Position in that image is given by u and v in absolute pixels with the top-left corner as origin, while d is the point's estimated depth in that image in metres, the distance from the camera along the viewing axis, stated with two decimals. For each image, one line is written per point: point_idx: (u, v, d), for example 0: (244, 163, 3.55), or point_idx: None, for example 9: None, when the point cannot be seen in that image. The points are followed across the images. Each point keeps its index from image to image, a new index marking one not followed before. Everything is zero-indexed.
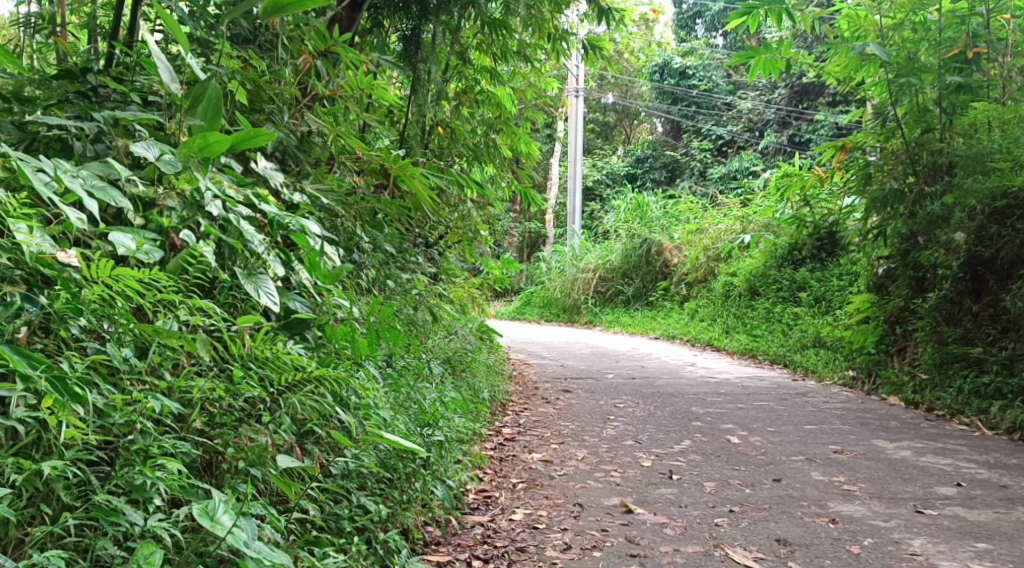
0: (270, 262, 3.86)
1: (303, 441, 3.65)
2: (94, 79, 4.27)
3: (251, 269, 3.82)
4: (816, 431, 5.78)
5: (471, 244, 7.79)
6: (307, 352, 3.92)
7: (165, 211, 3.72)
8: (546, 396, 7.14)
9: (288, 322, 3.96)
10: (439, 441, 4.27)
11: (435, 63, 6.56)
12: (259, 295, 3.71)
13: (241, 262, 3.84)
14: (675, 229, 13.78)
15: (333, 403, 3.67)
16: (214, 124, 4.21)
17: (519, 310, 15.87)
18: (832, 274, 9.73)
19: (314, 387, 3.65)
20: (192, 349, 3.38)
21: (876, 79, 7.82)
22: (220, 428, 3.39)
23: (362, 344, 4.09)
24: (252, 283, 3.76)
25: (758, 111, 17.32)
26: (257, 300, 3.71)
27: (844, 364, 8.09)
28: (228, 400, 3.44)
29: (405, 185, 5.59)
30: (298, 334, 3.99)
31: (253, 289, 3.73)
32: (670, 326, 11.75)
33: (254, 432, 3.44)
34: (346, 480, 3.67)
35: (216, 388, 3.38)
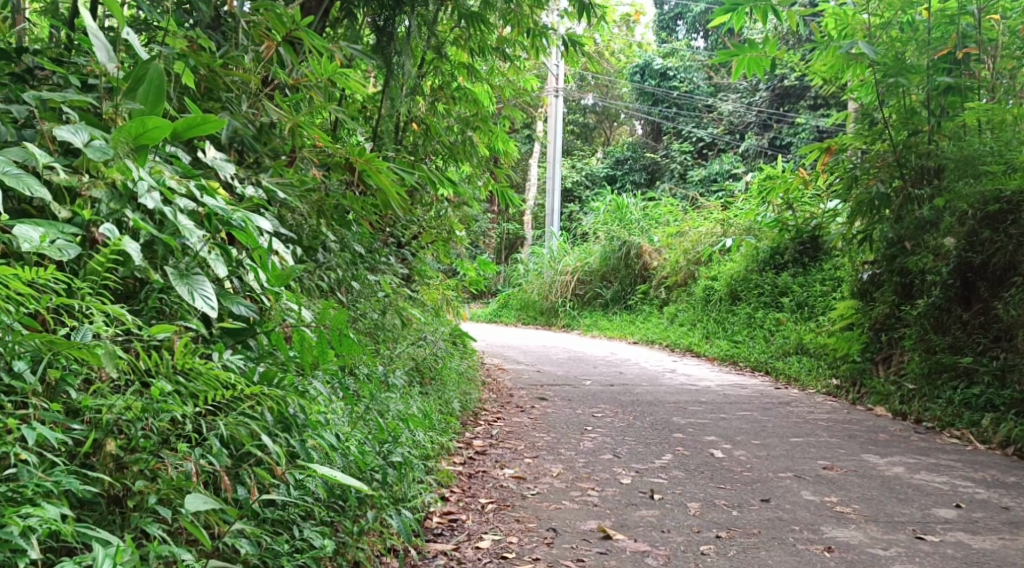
0: (210, 263, 3.53)
1: (237, 467, 3.28)
2: (31, 61, 3.98)
3: (187, 269, 3.49)
4: (803, 444, 5.50)
5: (445, 245, 7.46)
6: (246, 364, 3.58)
7: (88, 202, 3.43)
8: (520, 404, 6.82)
9: (231, 328, 3.65)
10: (399, 461, 3.94)
11: (409, 57, 6.26)
12: (193, 299, 3.38)
13: (175, 261, 3.52)
14: (655, 231, 13.47)
15: (272, 423, 3.38)
16: (154, 110, 3.88)
17: (495, 312, 15.55)
18: (815, 279, 9.47)
19: (253, 404, 3.39)
20: (96, 361, 3.00)
21: (863, 79, 7.57)
22: (137, 452, 3.06)
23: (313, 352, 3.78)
24: (185, 284, 3.42)
25: (739, 113, 17.02)
26: (191, 303, 3.37)
27: (827, 372, 7.83)
28: (150, 423, 3.10)
29: (370, 181, 5.25)
30: (241, 341, 3.68)
31: (187, 292, 3.39)
32: (649, 331, 11.47)
33: (179, 458, 3.13)
34: (287, 511, 3.33)
35: (132, 407, 3.06)
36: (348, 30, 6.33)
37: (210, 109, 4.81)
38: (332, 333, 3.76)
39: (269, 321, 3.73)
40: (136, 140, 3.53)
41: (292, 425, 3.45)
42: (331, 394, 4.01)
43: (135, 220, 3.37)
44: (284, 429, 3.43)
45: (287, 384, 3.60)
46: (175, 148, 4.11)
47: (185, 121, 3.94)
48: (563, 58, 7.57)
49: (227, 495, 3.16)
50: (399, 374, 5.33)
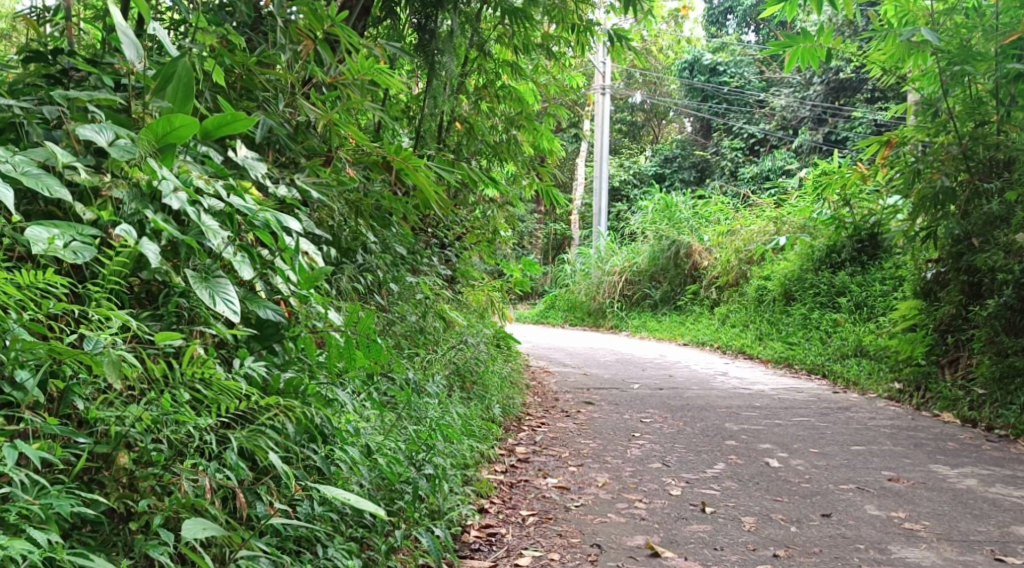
0: (236, 267, 3.36)
1: (258, 482, 3.18)
2: (66, 62, 3.83)
3: (209, 272, 3.32)
4: (865, 453, 5.20)
5: (489, 246, 7.26)
6: (271, 370, 3.43)
7: (110, 202, 3.28)
8: (565, 409, 6.59)
9: (261, 331, 3.49)
10: (434, 475, 3.75)
11: (452, 56, 6.08)
12: (214, 303, 3.21)
13: (196, 264, 3.35)
14: (706, 230, 13.14)
15: (295, 435, 3.28)
16: (182, 110, 3.71)
17: (542, 313, 15.33)
18: (875, 278, 9.12)
19: (277, 413, 3.29)
20: (99, 371, 2.90)
21: (926, 69, 7.23)
22: (149, 467, 2.96)
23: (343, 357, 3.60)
24: (207, 288, 3.26)
25: (792, 108, 16.56)
26: (212, 308, 3.20)
27: (889, 376, 7.47)
28: (162, 436, 3.00)
29: (408, 180, 5.07)
30: (269, 346, 3.51)
31: (208, 296, 3.22)
32: (699, 332, 11.16)
33: (194, 473, 3.02)
34: (311, 529, 3.18)
35: (143, 419, 2.95)
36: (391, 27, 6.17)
37: (245, 109, 4.65)
38: (355, 336, 3.56)
39: (296, 326, 3.56)
40: (160, 139, 3.38)
41: (317, 437, 3.38)
42: (363, 404, 3.83)
43: (155, 222, 3.21)
44: (307, 442, 3.36)
45: (314, 393, 3.48)
46: (206, 147, 3.94)
47: (215, 120, 3.78)
48: (609, 53, 7.31)
49: (243, 511, 3.03)
50: (439, 379, 5.13)
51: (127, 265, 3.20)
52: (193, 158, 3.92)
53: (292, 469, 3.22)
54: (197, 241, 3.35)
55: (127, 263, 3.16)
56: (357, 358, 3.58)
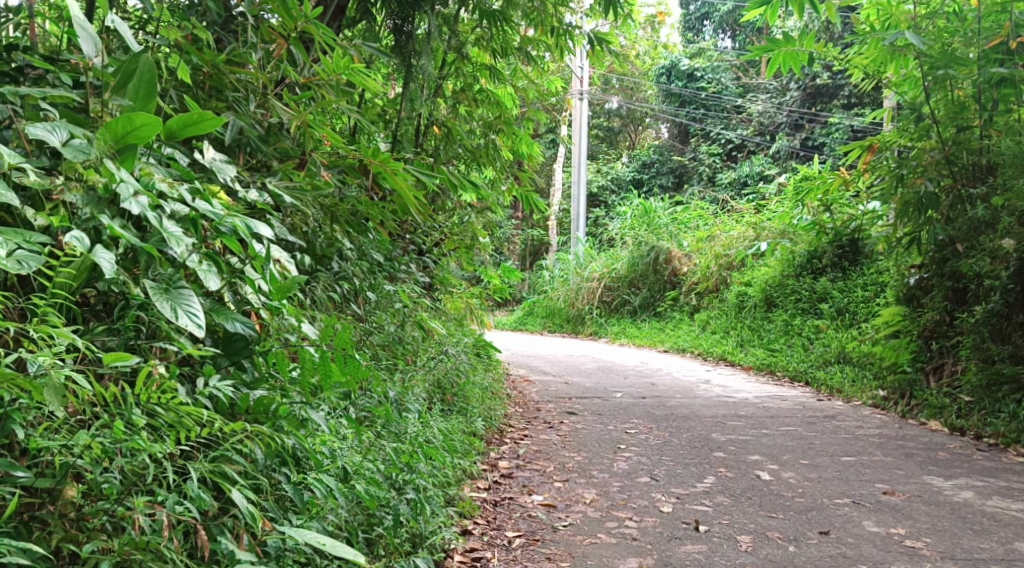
0: (202, 276, 3.19)
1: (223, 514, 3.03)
2: (21, 59, 3.69)
3: (170, 282, 3.14)
4: (857, 464, 5.09)
5: (469, 252, 7.09)
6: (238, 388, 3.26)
7: (62, 207, 3.11)
8: (547, 419, 6.43)
9: (228, 345, 3.29)
10: (413, 499, 3.60)
11: (430, 59, 5.91)
12: (177, 316, 3.03)
13: (155, 273, 3.17)
14: (685, 236, 13.00)
15: (262, 461, 3.12)
16: (143, 109, 3.55)
17: (520, 320, 15.15)
18: (856, 284, 9.03)
19: (243, 439, 3.12)
20: (39, 397, 2.74)
21: (906, 74, 7.13)
22: (100, 502, 2.82)
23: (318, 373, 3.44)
24: (168, 300, 3.07)
25: (769, 113, 16.46)
26: (174, 321, 3.02)
27: (873, 384, 7.35)
28: (113, 466, 2.85)
29: (386, 184, 4.89)
30: (238, 362, 3.31)
31: (170, 308, 3.04)
32: (680, 339, 11.01)
33: (149, 508, 2.85)
34: (280, 564, 3.02)
35: (92, 448, 2.80)
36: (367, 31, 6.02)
37: (215, 110, 4.48)
38: (331, 350, 3.37)
39: (266, 340, 3.39)
40: (119, 140, 3.23)
41: (288, 461, 3.26)
42: (339, 422, 3.67)
43: (111, 229, 3.03)
44: (277, 466, 3.23)
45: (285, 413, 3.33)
46: (171, 148, 3.82)
47: (179, 118, 3.63)
48: (589, 58, 7.16)
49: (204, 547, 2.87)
50: (418, 393, 4.94)
51: (77, 278, 3.02)
52: (156, 161, 3.76)
53: (261, 501, 3.07)
54: (158, 248, 3.18)
55: (77, 278, 3.00)
56: (334, 373, 3.39)
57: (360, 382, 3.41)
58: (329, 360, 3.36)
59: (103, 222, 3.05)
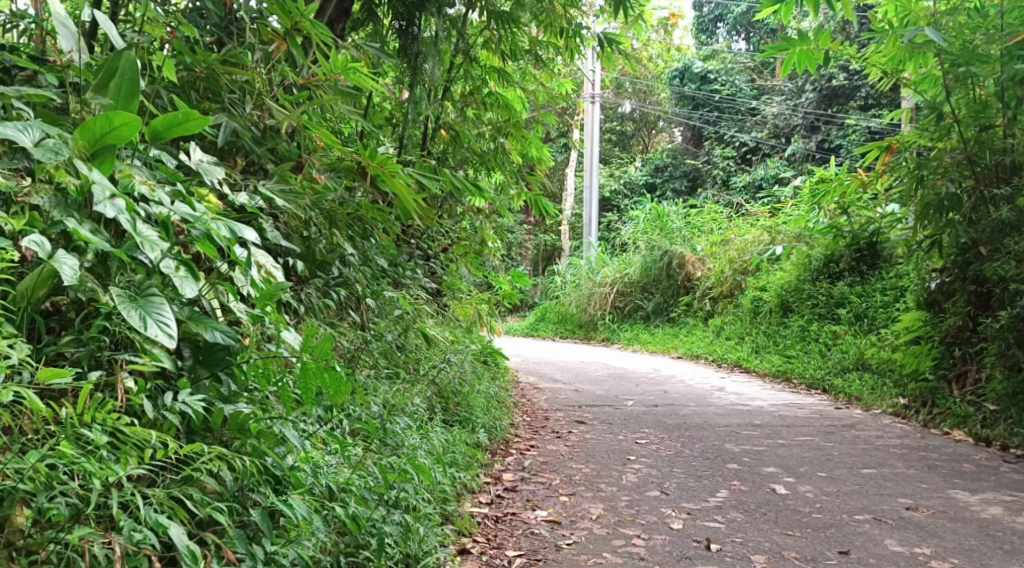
0: (177, 284, 3.08)
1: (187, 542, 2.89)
2: (7, 59, 3.52)
3: (140, 289, 3.02)
4: (878, 476, 4.88)
5: (477, 258, 6.91)
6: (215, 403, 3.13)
7: (27, 210, 2.98)
8: (555, 428, 6.24)
9: (207, 357, 3.14)
10: (406, 523, 3.42)
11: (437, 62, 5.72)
12: (145, 325, 2.91)
13: (124, 279, 3.05)
14: (698, 240, 12.77)
15: (230, 481, 2.99)
16: (124, 110, 3.37)
17: (532, 326, 14.94)
18: (875, 288, 8.81)
19: (213, 458, 3.01)
20: None
21: (926, 73, 6.89)
22: (48, 530, 2.68)
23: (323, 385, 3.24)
24: (137, 309, 2.95)
25: (784, 116, 16.22)
26: (142, 331, 2.89)
27: (893, 392, 7.12)
28: (61, 492, 2.72)
29: (385, 186, 4.69)
30: (217, 374, 3.17)
31: (139, 317, 2.92)
32: (694, 345, 10.79)
33: (100, 537, 2.71)
34: None
35: (38, 471, 2.69)
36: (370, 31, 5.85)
37: (208, 110, 4.31)
38: (309, 360, 3.22)
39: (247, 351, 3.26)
40: (97, 140, 3.10)
41: (267, 480, 3.11)
42: (330, 439, 3.49)
43: (77, 233, 2.92)
44: (254, 486, 3.07)
45: (263, 429, 3.17)
46: (158, 151, 3.61)
47: (163, 118, 3.45)
48: (598, 59, 6.96)
49: None
50: (418, 403, 4.77)
51: (45, 284, 2.91)
52: (140, 162, 3.56)
53: (230, 526, 2.93)
54: (130, 253, 3.06)
55: (36, 288, 2.90)
56: (315, 384, 3.22)
57: (343, 394, 3.23)
58: (309, 371, 3.20)
59: (69, 225, 2.94)
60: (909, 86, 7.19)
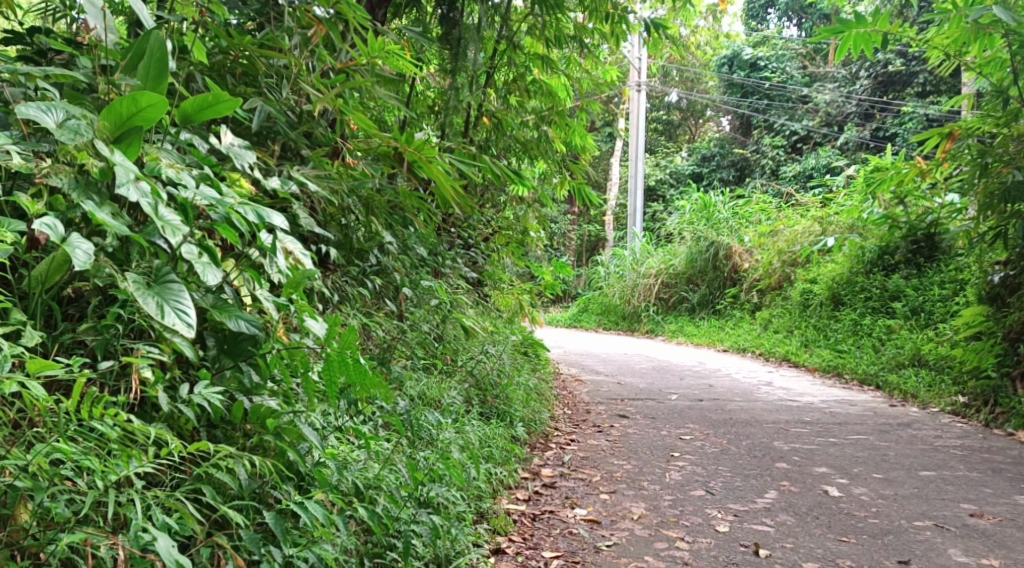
0: (199, 271, 2.97)
1: (197, 543, 2.79)
2: (43, 42, 3.43)
3: (157, 276, 2.93)
4: (937, 479, 4.67)
5: (519, 248, 6.57)
6: (238, 395, 3.04)
7: (45, 191, 2.89)
8: (596, 423, 6.05)
9: (231, 347, 3.06)
10: (437, 524, 3.29)
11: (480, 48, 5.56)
12: (163, 314, 2.82)
13: (144, 265, 2.96)
14: (747, 231, 12.48)
15: (242, 480, 2.90)
16: (154, 90, 3.17)
17: (575, 317, 14.71)
18: (932, 282, 8.54)
19: (227, 456, 2.93)
20: None
21: (992, 56, 6.63)
22: (52, 529, 2.61)
23: (356, 377, 3.11)
24: (154, 296, 2.87)
25: (838, 103, 15.87)
26: (160, 320, 2.81)
27: (952, 389, 6.86)
28: (58, 492, 2.63)
29: (422, 173, 4.49)
30: (240, 364, 3.07)
31: (156, 306, 2.83)
32: (740, 338, 10.52)
33: (103, 539, 2.63)
34: None
35: (38, 468, 2.61)
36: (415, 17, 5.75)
37: (243, 94, 4.16)
38: (333, 352, 3.11)
39: (270, 342, 3.10)
40: (124, 122, 2.97)
41: (289, 477, 3.05)
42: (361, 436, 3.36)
43: (94, 217, 2.81)
44: (275, 483, 3.01)
45: (286, 423, 3.06)
46: (189, 134, 3.44)
47: (195, 100, 3.29)
48: (646, 46, 6.76)
49: None
50: (455, 396, 4.62)
51: (62, 267, 2.83)
52: (172, 146, 3.40)
53: (241, 527, 2.83)
54: (150, 239, 2.96)
55: (49, 276, 2.82)
56: (340, 377, 3.11)
57: (369, 388, 3.12)
58: (332, 364, 3.08)
59: (86, 209, 2.83)
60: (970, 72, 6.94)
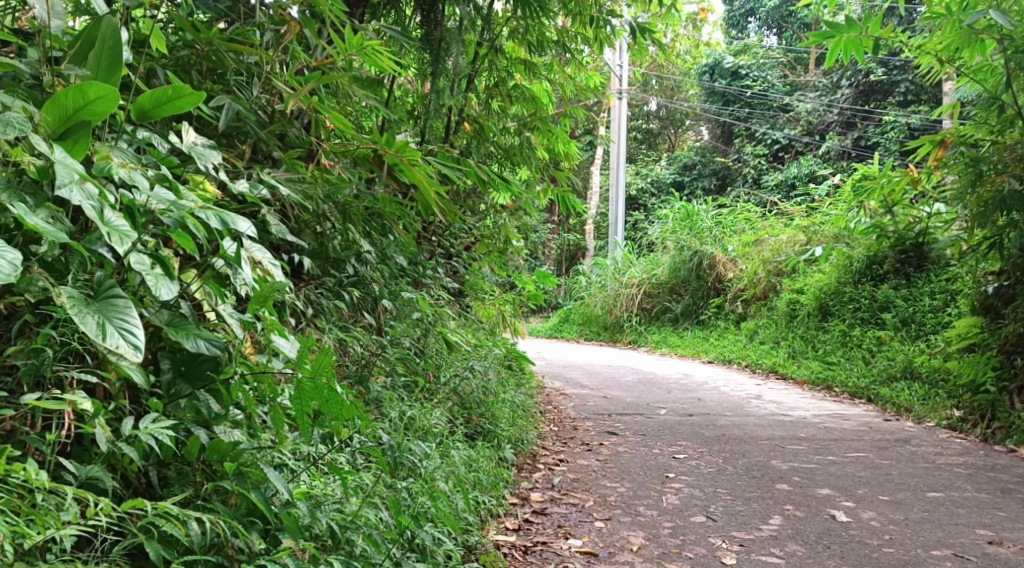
0: (151, 284, 2.70)
1: None
2: None
3: (100, 289, 2.67)
4: (947, 500, 4.45)
5: (501, 256, 6.42)
6: (191, 431, 2.78)
7: None
8: (585, 441, 5.76)
9: (189, 369, 2.80)
10: None
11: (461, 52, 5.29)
12: (103, 336, 2.56)
13: (83, 277, 2.70)
14: (730, 240, 12.26)
15: (188, 538, 2.63)
16: (105, 81, 2.90)
17: (556, 327, 14.42)
18: (922, 292, 8.34)
19: (170, 511, 2.66)
20: None
21: (982, 62, 6.36)
22: None
23: (331, 404, 2.84)
24: (95, 314, 2.60)
25: (819, 112, 15.70)
26: (100, 343, 2.55)
27: (947, 403, 6.64)
28: None
29: (403, 177, 4.21)
30: (199, 389, 2.81)
31: (96, 325, 2.57)
32: (726, 349, 10.27)
33: None
34: None
35: None
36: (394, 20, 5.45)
37: (209, 92, 3.87)
38: (305, 377, 2.83)
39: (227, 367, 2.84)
40: (70, 115, 2.71)
41: (253, 524, 2.80)
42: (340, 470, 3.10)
43: (27, 222, 2.53)
44: (235, 531, 2.74)
45: (245, 463, 2.82)
46: (147, 132, 3.15)
47: (151, 94, 3.01)
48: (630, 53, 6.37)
49: None
50: (438, 416, 4.36)
51: None
52: (130, 145, 3.12)
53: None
54: (90, 246, 2.69)
55: None
56: (313, 407, 2.86)
57: (345, 416, 2.86)
58: (304, 391, 2.82)
59: (18, 212, 2.55)
60: (960, 80, 6.64)
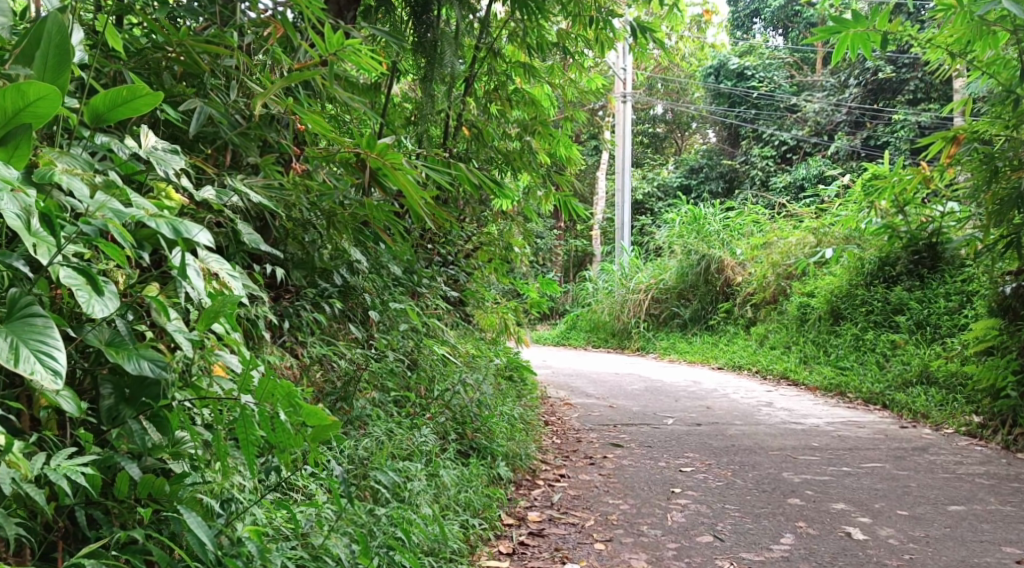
0: (83, 304, 2.53)
1: None
2: None
3: (14, 307, 2.52)
4: (970, 514, 4.20)
5: (501, 263, 6.19)
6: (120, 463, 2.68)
7: None
8: (588, 454, 5.52)
9: (136, 385, 2.71)
10: None
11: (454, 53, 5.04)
12: (15, 361, 2.42)
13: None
14: (738, 243, 12.00)
15: None
16: (51, 84, 2.69)
17: (563, 335, 14.15)
18: (937, 293, 8.07)
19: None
20: None
21: (994, 56, 6.12)
22: None
23: (273, 435, 2.70)
24: (10, 335, 2.46)
25: (827, 112, 15.44)
26: (11, 368, 2.41)
27: (966, 409, 6.38)
28: None
29: (390, 182, 3.91)
30: (144, 410, 2.73)
31: (9, 348, 2.44)
32: (736, 355, 9.99)
33: None
34: None
35: None
36: (387, 22, 5.21)
37: (182, 95, 3.64)
38: (241, 415, 2.71)
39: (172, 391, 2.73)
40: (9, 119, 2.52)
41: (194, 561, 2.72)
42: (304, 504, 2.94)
43: None
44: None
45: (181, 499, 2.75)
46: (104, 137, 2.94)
47: (103, 95, 2.80)
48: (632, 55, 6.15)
49: None
50: (428, 434, 4.11)
51: None
52: (86, 151, 2.93)
53: None
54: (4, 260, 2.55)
55: None
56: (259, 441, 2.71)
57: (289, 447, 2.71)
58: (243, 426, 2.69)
59: None
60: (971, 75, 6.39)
